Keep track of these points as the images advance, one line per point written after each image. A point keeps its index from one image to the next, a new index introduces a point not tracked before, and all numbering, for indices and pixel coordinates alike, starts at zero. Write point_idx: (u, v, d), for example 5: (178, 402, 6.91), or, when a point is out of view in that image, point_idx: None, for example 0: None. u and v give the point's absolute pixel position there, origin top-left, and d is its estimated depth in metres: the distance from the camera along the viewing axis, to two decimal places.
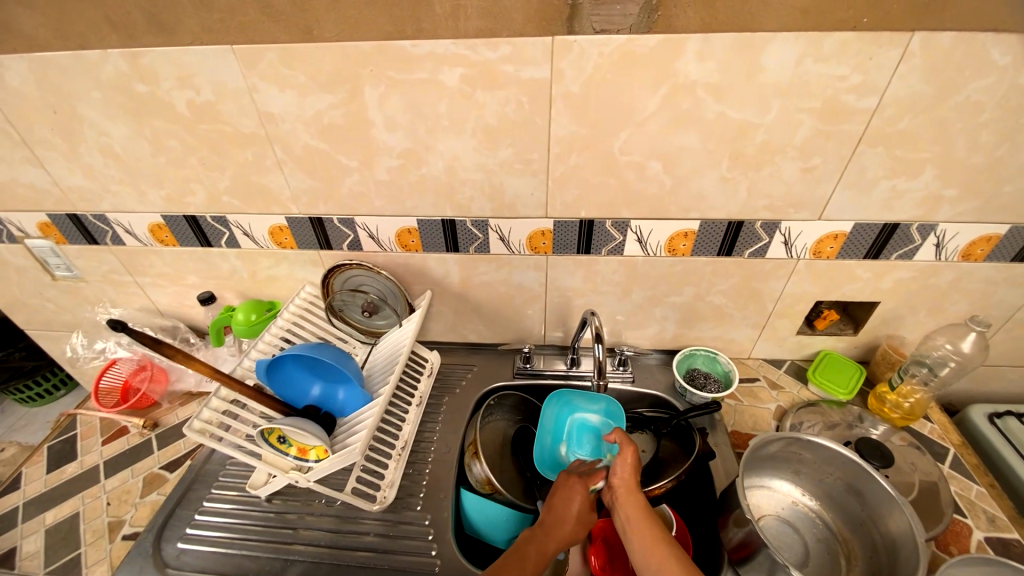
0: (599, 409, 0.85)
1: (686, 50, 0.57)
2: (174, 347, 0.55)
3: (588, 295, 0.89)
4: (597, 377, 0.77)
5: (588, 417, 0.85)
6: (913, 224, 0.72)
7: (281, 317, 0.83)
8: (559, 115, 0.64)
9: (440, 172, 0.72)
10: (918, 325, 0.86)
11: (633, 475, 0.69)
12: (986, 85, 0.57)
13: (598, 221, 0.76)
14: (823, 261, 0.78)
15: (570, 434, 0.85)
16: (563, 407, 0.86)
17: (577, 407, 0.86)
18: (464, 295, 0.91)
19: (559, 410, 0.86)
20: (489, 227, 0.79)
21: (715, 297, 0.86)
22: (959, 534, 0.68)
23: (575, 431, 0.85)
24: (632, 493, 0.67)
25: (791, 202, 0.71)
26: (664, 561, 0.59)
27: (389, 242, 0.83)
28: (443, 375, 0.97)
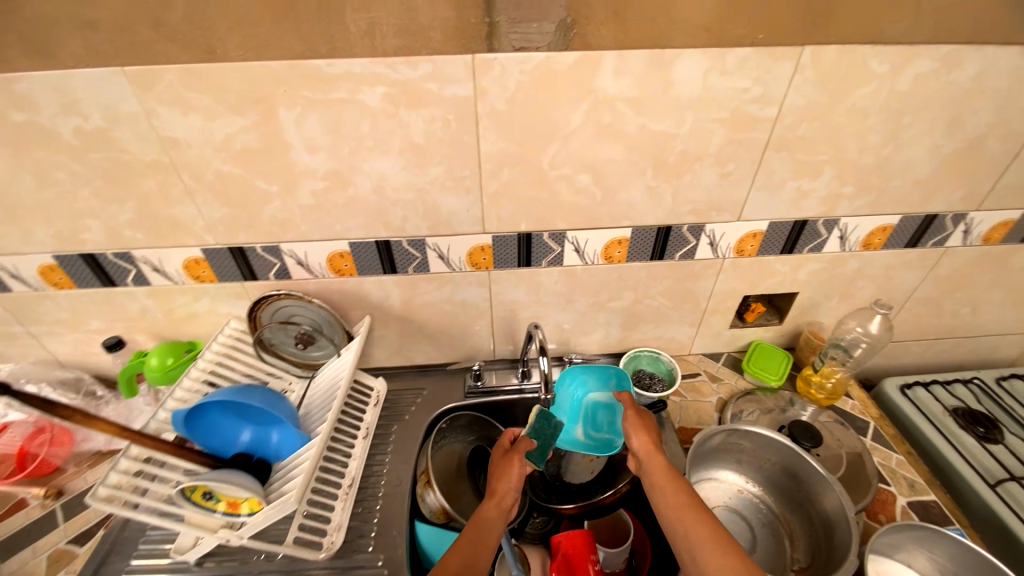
0: (613, 383, 0.79)
1: (603, 67, 0.59)
2: (71, 407, 0.48)
3: (533, 306, 0.89)
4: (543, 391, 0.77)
5: (600, 396, 0.77)
6: (819, 220, 0.78)
7: (202, 359, 0.77)
8: (487, 131, 0.64)
9: (369, 193, 0.69)
10: (833, 311, 0.94)
11: (652, 442, 0.70)
12: (867, 92, 0.64)
13: (535, 234, 0.77)
14: (746, 259, 0.83)
15: (586, 413, 0.77)
16: (576, 385, 0.79)
17: (591, 384, 0.79)
18: (407, 317, 0.88)
19: (573, 389, 0.79)
20: (426, 246, 0.77)
21: (653, 299, 0.89)
22: (884, 502, 0.74)
23: (590, 411, 0.77)
24: (652, 456, 0.68)
25: (713, 206, 0.75)
26: (691, 529, 0.60)
27: (320, 268, 0.78)
28: (392, 402, 0.93)
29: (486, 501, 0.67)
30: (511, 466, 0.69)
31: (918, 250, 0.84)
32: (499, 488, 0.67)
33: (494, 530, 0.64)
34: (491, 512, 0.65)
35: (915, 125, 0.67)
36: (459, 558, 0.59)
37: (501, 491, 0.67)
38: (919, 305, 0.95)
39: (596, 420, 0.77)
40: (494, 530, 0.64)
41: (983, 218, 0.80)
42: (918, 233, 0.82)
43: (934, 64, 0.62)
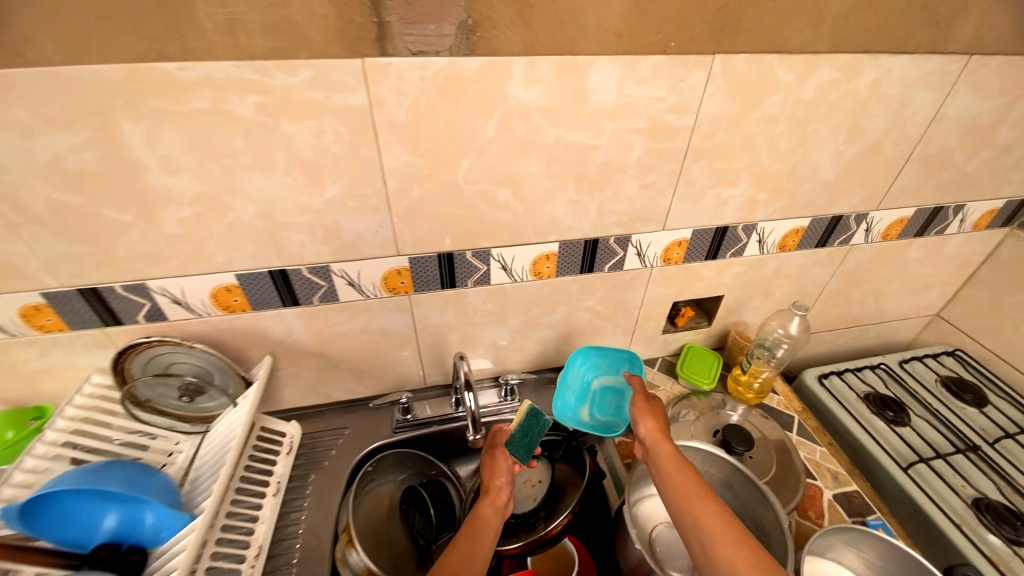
0: (623, 369, 0.87)
1: (513, 74, 0.54)
2: None
3: (462, 328, 0.82)
4: (470, 429, 0.76)
5: (610, 381, 0.87)
6: (739, 225, 0.79)
7: (50, 429, 0.63)
8: (389, 144, 0.56)
9: (254, 218, 0.59)
10: (756, 310, 0.97)
11: (660, 428, 0.71)
12: (776, 101, 0.64)
13: (457, 254, 0.70)
14: (673, 266, 0.83)
15: (593, 395, 0.86)
16: (588, 367, 0.87)
17: (602, 368, 0.88)
18: (319, 351, 0.78)
19: (584, 371, 0.87)
20: (331, 273, 0.67)
21: (586, 312, 0.87)
22: (813, 497, 0.77)
23: (598, 393, 0.86)
24: (661, 443, 0.69)
25: (638, 216, 0.72)
26: (703, 511, 0.59)
27: (203, 306, 0.67)
28: (309, 447, 0.83)
29: (481, 500, 0.68)
30: (498, 460, 0.73)
31: (827, 249, 0.88)
32: (491, 487, 0.69)
33: (489, 530, 0.64)
34: (487, 511, 0.66)
35: (821, 132, 0.69)
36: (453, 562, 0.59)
37: (494, 491, 0.69)
38: (830, 299, 1.00)
39: (601, 402, 0.86)
40: (488, 530, 0.64)
41: (882, 216, 0.85)
42: (826, 233, 0.85)
43: (836, 72, 0.63)
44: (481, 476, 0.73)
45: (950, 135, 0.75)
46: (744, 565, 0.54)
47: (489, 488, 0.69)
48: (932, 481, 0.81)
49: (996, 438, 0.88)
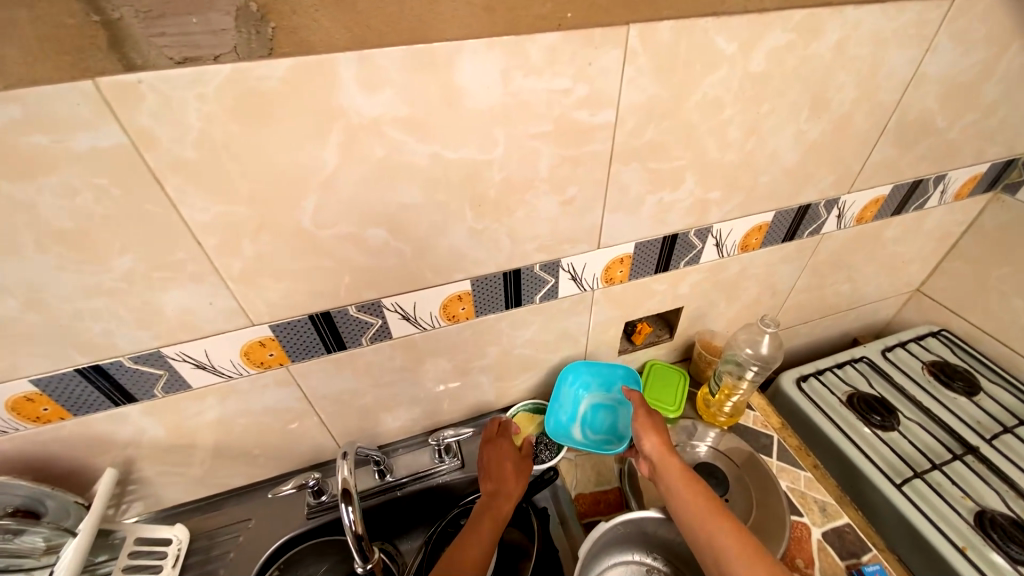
0: (617, 386, 0.79)
1: (343, 78, 0.38)
2: None
3: (372, 389, 0.67)
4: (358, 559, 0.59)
5: (603, 398, 0.79)
6: (690, 230, 0.65)
7: None
8: (187, 194, 0.40)
9: (22, 312, 0.43)
10: (722, 315, 0.85)
11: (665, 443, 0.64)
12: (718, 79, 0.50)
13: (336, 311, 0.54)
14: (619, 286, 0.69)
15: (586, 414, 0.78)
16: (579, 386, 0.78)
17: (594, 386, 0.79)
18: (191, 443, 0.62)
19: (575, 389, 0.78)
20: (169, 358, 0.51)
21: (524, 348, 0.72)
22: (800, 540, 0.66)
23: (591, 412, 0.78)
24: (668, 459, 0.62)
25: (565, 238, 0.58)
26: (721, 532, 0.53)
27: (1, 421, 0.50)
28: (203, 551, 0.67)
29: (499, 498, 0.63)
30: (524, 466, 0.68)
31: (797, 242, 0.76)
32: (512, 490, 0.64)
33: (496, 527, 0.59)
34: (507, 507, 0.62)
35: (777, 111, 0.55)
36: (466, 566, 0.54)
37: (513, 491, 0.64)
38: (804, 292, 0.89)
39: (595, 421, 0.78)
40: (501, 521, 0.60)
41: (855, 199, 0.72)
42: (795, 225, 0.72)
43: (790, 34, 0.49)
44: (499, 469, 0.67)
45: (931, 98, 0.62)
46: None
47: (509, 490, 0.64)
48: (929, 497, 0.71)
49: (993, 433, 0.79)
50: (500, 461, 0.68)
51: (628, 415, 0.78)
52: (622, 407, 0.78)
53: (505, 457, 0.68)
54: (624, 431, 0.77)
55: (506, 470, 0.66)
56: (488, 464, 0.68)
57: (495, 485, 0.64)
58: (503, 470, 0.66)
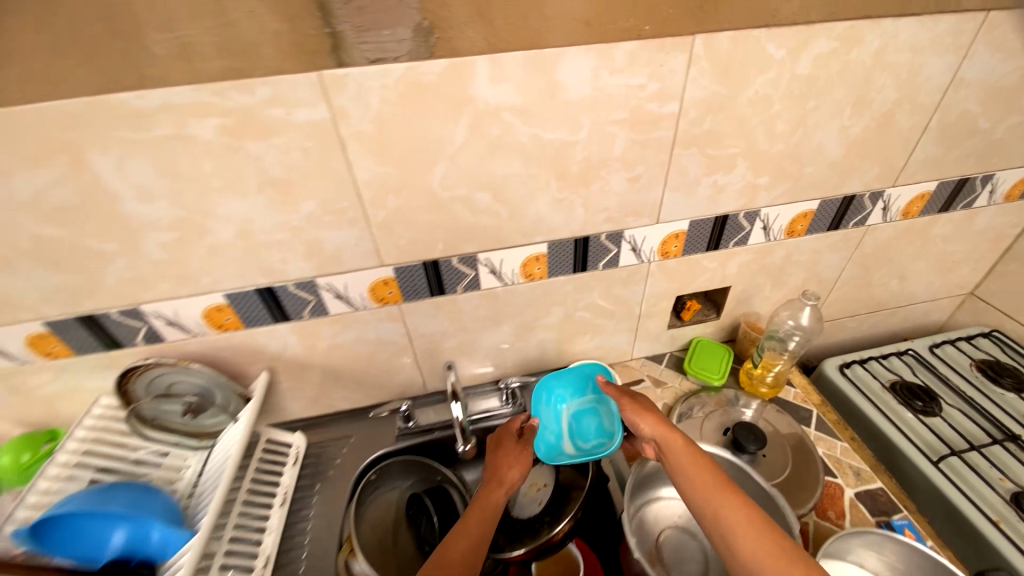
0: (589, 389, 0.84)
1: (477, 74, 0.52)
2: None
3: (456, 334, 0.81)
4: (461, 439, 0.78)
5: (582, 404, 0.83)
6: (740, 213, 0.75)
7: (62, 451, 0.65)
8: (359, 156, 0.55)
9: (234, 239, 0.60)
10: (767, 299, 0.92)
11: (663, 423, 0.69)
12: (769, 79, 0.60)
13: (442, 261, 0.69)
14: (673, 260, 0.79)
15: (571, 426, 0.82)
16: (555, 401, 0.84)
17: (569, 396, 0.84)
18: (317, 363, 0.79)
19: (553, 406, 0.83)
20: (318, 287, 0.67)
21: (584, 311, 0.84)
22: (833, 497, 0.74)
23: (575, 421, 0.82)
24: (671, 438, 0.67)
25: (629, 211, 0.69)
26: (725, 502, 0.59)
27: (197, 324, 0.67)
28: (315, 457, 0.84)
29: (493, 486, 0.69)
30: (521, 455, 0.72)
31: (841, 232, 0.83)
32: (505, 477, 0.69)
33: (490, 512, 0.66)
34: (498, 495, 0.67)
35: (822, 108, 0.64)
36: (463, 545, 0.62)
37: (508, 479, 0.69)
38: (849, 283, 0.94)
39: (581, 429, 0.81)
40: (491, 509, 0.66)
41: (899, 193, 0.79)
42: (839, 214, 0.80)
43: (832, 43, 0.58)
44: (495, 459, 0.73)
45: (971, 102, 0.68)
46: (775, 562, 0.54)
47: (505, 476, 0.69)
48: (964, 473, 0.75)
49: None
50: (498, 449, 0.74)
51: (609, 410, 0.82)
52: (601, 405, 0.82)
53: (505, 444, 0.74)
54: (610, 427, 0.80)
55: (501, 459, 0.72)
56: (490, 450, 0.74)
57: (495, 472, 0.70)
58: (505, 453, 0.73)
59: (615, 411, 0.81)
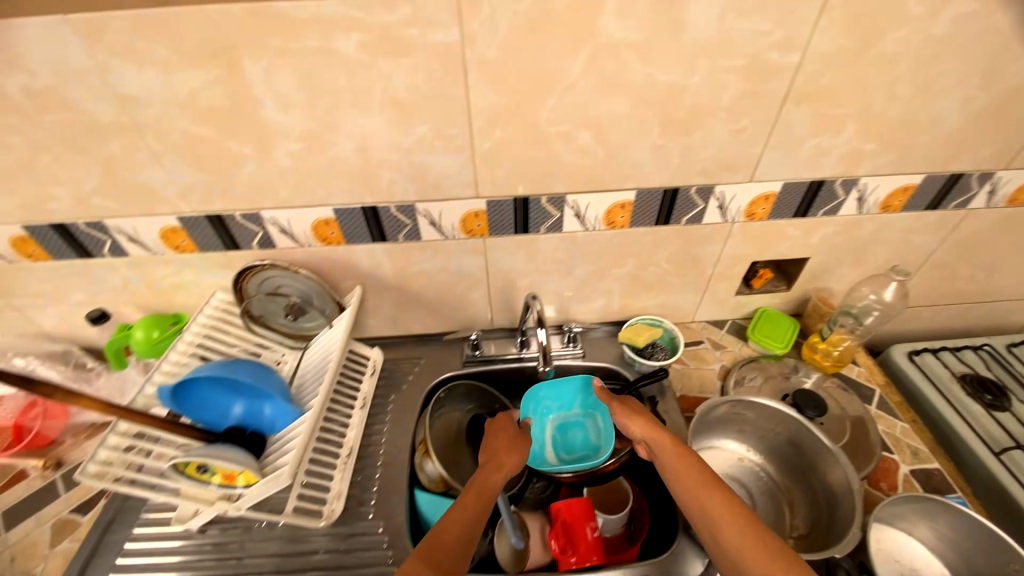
0: (578, 402, 0.85)
1: (606, 7, 0.52)
2: (51, 385, 0.50)
3: (530, 275, 0.85)
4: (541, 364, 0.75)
5: (568, 417, 0.84)
6: (837, 180, 0.73)
7: (188, 332, 0.75)
8: (478, 83, 0.58)
9: (351, 156, 0.64)
10: (844, 277, 0.90)
11: (652, 423, 0.68)
12: (903, 36, 0.57)
13: (533, 198, 0.72)
14: (757, 223, 0.79)
15: (556, 437, 0.83)
16: (541, 412, 0.84)
17: (556, 409, 0.85)
18: (401, 286, 0.85)
19: (538, 415, 0.84)
20: (416, 211, 0.72)
21: (657, 266, 0.86)
22: (887, 470, 0.76)
23: (559, 433, 0.84)
24: (658, 437, 0.66)
25: (724, 165, 0.69)
26: (712, 502, 0.57)
27: (305, 236, 0.74)
28: (389, 372, 0.92)
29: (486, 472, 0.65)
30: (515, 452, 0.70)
31: (940, 213, 0.79)
32: (504, 465, 0.66)
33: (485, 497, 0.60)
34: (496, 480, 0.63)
35: (953, 73, 0.61)
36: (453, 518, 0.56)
37: (505, 467, 0.66)
38: (935, 270, 0.91)
39: (566, 440, 0.83)
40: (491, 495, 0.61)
41: (1015, 176, 0.74)
42: (942, 194, 0.76)
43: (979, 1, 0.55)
44: (488, 448, 0.71)
45: None
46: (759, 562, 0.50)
47: (507, 461, 0.67)
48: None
49: None
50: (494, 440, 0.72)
51: (594, 425, 0.83)
52: (586, 420, 0.84)
53: (501, 436, 0.72)
54: (596, 441, 0.81)
55: (498, 449, 0.70)
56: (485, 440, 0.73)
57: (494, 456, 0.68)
58: (500, 442, 0.71)
59: (601, 425, 0.82)
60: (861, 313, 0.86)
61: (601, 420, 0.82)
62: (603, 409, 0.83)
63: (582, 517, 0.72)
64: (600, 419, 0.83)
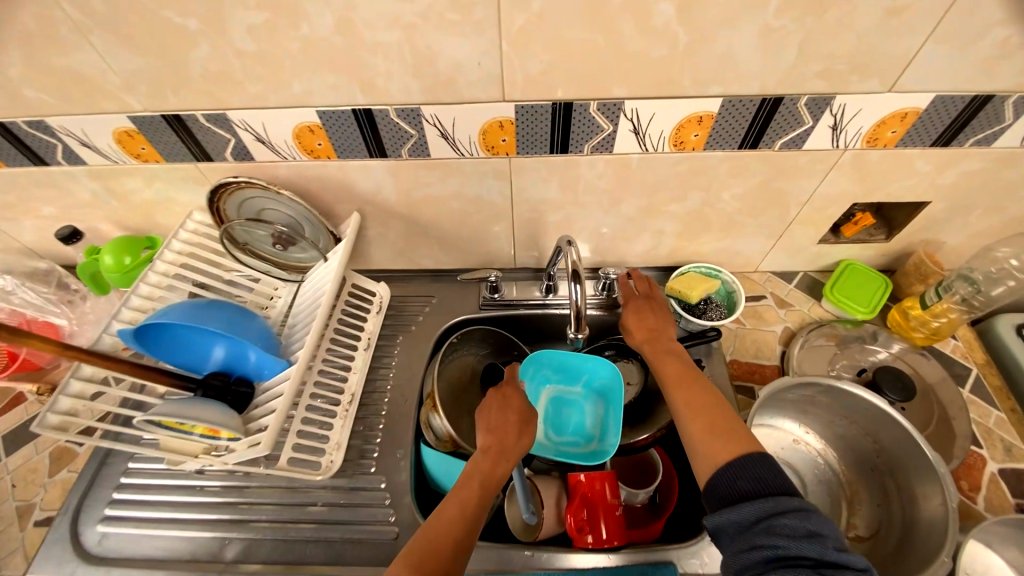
0: (581, 380, 0.76)
1: None
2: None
3: (565, 208, 0.69)
4: (571, 328, 0.61)
5: (567, 394, 0.76)
6: (1014, 94, 0.51)
7: (161, 259, 0.64)
8: None
9: (334, 32, 0.46)
10: (967, 229, 0.70)
11: (652, 323, 0.66)
12: None
13: (578, 105, 0.53)
14: (877, 152, 0.59)
15: (548, 413, 0.75)
16: (539, 380, 0.77)
17: (556, 381, 0.77)
18: (407, 214, 0.71)
19: (535, 383, 0.77)
20: (423, 119, 0.55)
21: (726, 205, 0.68)
22: (970, 467, 0.63)
23: (552, 409, 0.75)
24: (654, 337, 0.65)
25: (858, 64, 0.49)
26: (690, 392, 0.56)
27: (287, 147, 0.59)
28: (397, 309, 0.81)
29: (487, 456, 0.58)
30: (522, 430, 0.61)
31: None
32: (509, 451, 0.58)
33: (490, 491, 0.55)
34: (502, 471, 0.57)
35: None
36: (452, 508, 0.53)
37: (508, 452, 0.58)
38: None
39: (558, 420, 0.74)
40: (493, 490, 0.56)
41: None
42: None
43: None
44: (490, 415, 0.62)
45: None
46: (718, 439, 0.49)
47: (511, 450, 0.58)
48: None
49: None
50: (501, 411, 0.62)
51: (593, 412, 0.74)
52: (586, 403, 0.75)
53: (507, 411, 0.62)
54: (590, 430, 0.73)
55: (507, 426, 0.60)
56: (488, 414, 0.62)
57: (495, 439, 0.59)
58: (507, 421, 0.61)
59: (600, 414, 0.73)
60: (984, 287, 0.68)
61: (603, 408, 0.74)
62: (608, 397, 0.74)
63: (600, 495, 0.62)
64: (602, 406, 0.74)
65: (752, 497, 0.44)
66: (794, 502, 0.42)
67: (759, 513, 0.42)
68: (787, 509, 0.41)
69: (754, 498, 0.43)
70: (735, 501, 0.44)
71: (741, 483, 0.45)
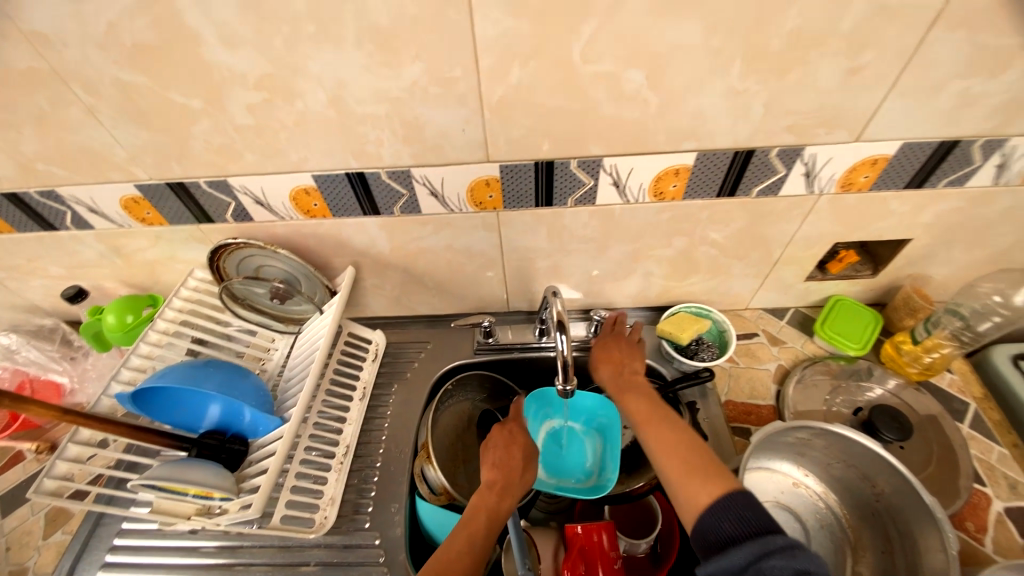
0: (581, 417, 0.77)
1: None
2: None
3: (554, 255, 0.71)
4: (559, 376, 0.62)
5: (567, 429, 0.77)
6: (976, 140, 0.53)
7: (161, 317, 0.66)
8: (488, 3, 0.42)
9: (327, 107, 0.50)
10: (951, 263, 0.71)
11: (621, 347, 0.69)
12: None
13: (559, 163, 0.56)
14: (852, 196, 0.61)
15: (548, 448, 0.75)
16: (539, 416, 0.77)
17: (556, 417, 0.77)
18: (401, 265, 0.73)
19: (535, 418, 0.77)
20: (413, 179, 0.58)
21: (711, 247, 0.69)
22: (975, 506, 0.62)
23: (552, 444, 0.76)
24: (623, 359, 0.68)
25: (823, 118, 0.51)
26: (650, 410, 0.58)
27: (285, 208, 0.62)
28: (392, 357, 0.82)
29: (490, 491, 0.58)
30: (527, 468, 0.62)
31: None
32: (513, 486, 0.59)
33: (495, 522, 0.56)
34: (507, 505, 0.57)
35: None
36: (461, 537, 0.54)
37: (512, 490, 0.59)
38: None
39: (558, 455, 0.75)
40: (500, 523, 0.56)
41: None
42: None
43: None
44: (494, 452, 0.63)
45: None
46: (679, 450, 0.51)
47: (515, 486, 0.59)
48: None
49: None
50: (506, 450, 0.63)
51: (592, 448, 0.75)
52: (586, 439, 0.76)
53: (512, 450, 0.62)
54: (590, 466, 0.73)
55: (512, 460, 0.61)
56: (493, 451, 0.63)
57: (501, 474, 0.60)
58: (513, 457, 0.62)
59: (599, 451, 0.74)
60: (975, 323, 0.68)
61: (602, 445, 0.74)
62: (607, 433, 0.74)
63: (600, 547, 0.61)
64: (601, 443, 0.74)
65: (738, 539, 0.42)
66: (780, 540, 0.40)
67: (748, 558, 0.40)
68: (774, 549, 0.39)
69: (739, 540, 0.42)
70: (722, 546, 0.43)
71: (726, 525, 0.43)
